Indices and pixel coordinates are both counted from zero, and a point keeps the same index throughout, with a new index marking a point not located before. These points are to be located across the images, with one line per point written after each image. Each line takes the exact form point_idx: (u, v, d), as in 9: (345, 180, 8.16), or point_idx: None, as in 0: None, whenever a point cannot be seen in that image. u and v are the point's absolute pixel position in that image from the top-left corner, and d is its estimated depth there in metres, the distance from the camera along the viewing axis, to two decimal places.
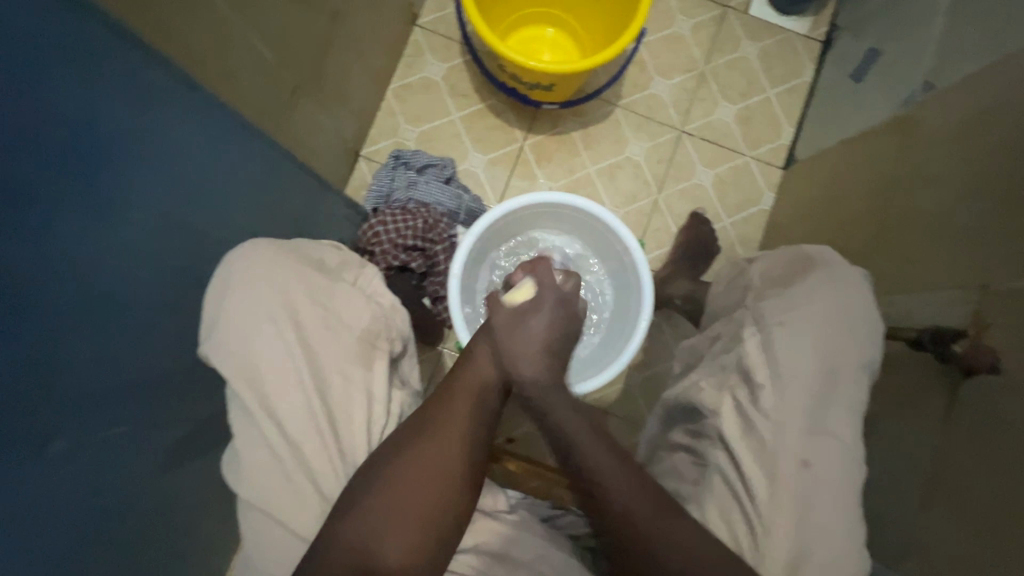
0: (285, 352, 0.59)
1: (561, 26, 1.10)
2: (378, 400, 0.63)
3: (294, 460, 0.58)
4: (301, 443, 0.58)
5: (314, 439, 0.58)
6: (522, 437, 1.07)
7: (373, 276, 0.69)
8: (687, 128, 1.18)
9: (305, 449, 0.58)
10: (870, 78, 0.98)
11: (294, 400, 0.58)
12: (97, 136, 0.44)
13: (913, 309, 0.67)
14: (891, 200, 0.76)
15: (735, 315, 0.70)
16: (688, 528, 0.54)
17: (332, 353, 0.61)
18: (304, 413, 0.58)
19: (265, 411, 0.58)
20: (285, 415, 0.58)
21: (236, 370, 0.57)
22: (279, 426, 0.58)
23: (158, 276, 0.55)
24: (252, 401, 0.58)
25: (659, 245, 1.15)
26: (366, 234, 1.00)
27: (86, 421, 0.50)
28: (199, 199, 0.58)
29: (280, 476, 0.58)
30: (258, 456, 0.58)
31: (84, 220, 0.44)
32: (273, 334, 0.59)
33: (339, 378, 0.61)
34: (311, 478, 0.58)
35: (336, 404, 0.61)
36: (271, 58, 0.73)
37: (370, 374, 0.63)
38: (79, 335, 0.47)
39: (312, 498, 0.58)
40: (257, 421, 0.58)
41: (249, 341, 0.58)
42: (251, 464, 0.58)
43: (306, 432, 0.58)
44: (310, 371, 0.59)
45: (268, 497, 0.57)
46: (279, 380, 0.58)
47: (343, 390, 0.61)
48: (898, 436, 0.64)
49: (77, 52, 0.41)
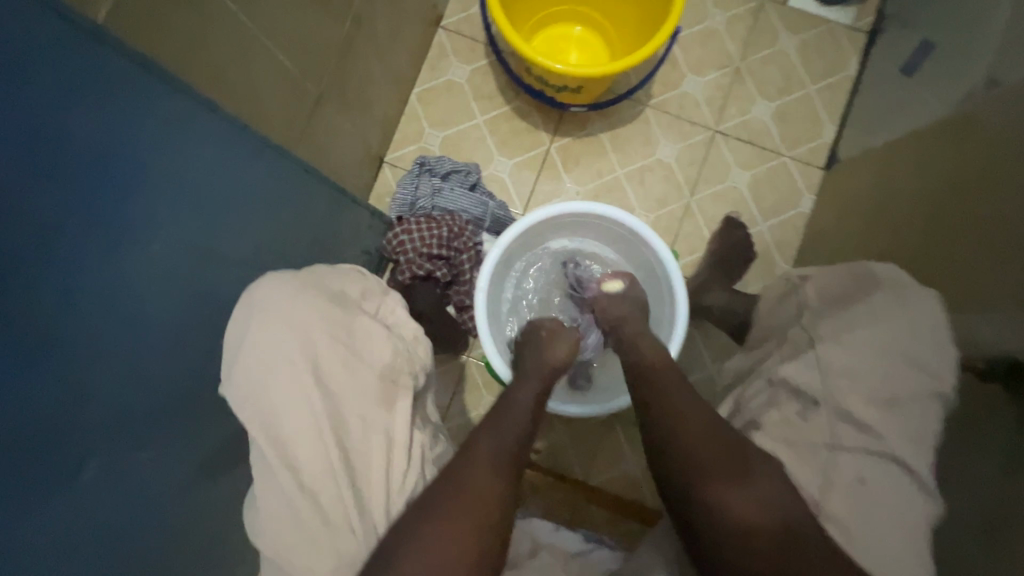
0: (303, 398, 0.58)
1: (588, 24, 1.06)
2: (398, 441, 0.62)
3: (310, 509, 0.56)
4: (316, 489, 0.57)
5: (330, 486, 0.57)
6: (548, 449, 1.05)
7: (396, 306, 0.70)
8: (720, 127, 1.13)
9: (321, 496, 0.57)
10: (921, 73, 0.92)
11: (313, 446, 0.57)
12: (113, 166, 0.44)
13: (975, 328, 0.62)
14: (948, 207, 0.71)
15: (788, 335, 0.68)
16: (742, 489, 0.54)
17: (352, 394, 0.61)
18: (320, 457, 0.57)
19: (281, 458, 0.57)
20: (302, 461, 0.57)
21: (258, 405, 0.56)
22: (294, 472, 0.57)
23: (180, 299, 0.54)
24: (269, 443, 0.57)
25: (692, 250, 1.11)
26: (390, 243, 0.99)
27: (123, 447, 0.50)
28: (217, 222, 0.58)
29: (295, 523, 0.56)
30: (273, 503, 0.56)
31: (101, 250, 0.45)
32: (292, 379, 0.58)
33: (358, 421, 0.60)
34: (324, 526, 0.56)
35: (355, 448, 0.59)
36: (294, 69, 0.72)
37: (391, 416, 0.62)
38: (105, 363, 0.47)
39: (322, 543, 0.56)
40: (272, 465, 0.57)
41: (269, 376, 0.57)
42: (267, 508, 0.56)
43: (324, 479, 0.57)
44: (327, 416, 0.58)
45: (282, 543, 0.56)
46: (297, 425, 0.57)
47: (363, 433, 0.60)
48: (960, 467, 0.59)
49: (85, 83, 0.41)
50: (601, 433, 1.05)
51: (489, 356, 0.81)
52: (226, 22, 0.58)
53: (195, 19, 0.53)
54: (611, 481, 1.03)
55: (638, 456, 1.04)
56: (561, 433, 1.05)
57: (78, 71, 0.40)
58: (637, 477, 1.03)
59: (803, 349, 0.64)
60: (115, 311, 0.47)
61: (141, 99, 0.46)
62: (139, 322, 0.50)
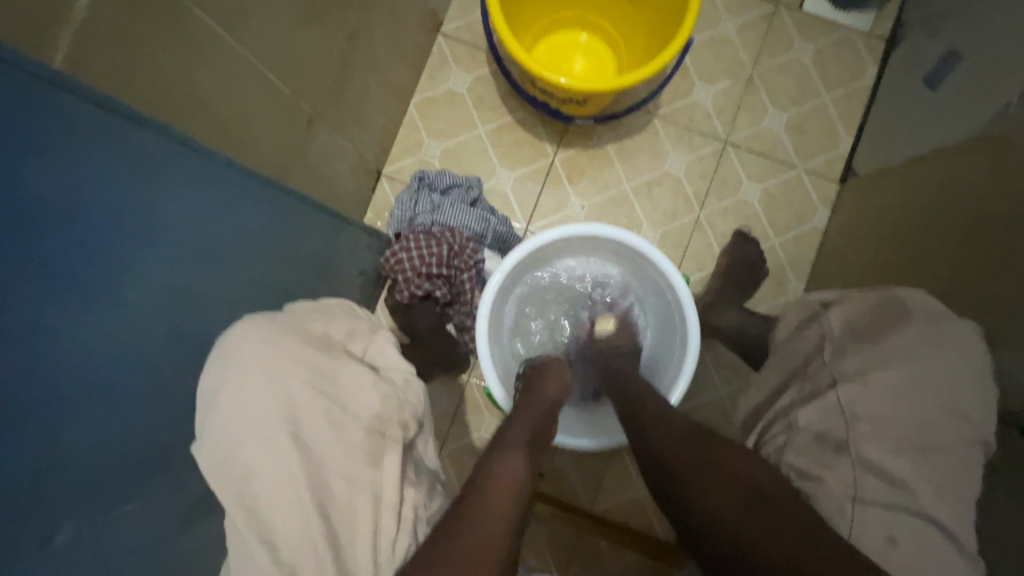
0: (280, 460, 0.52)
1: (594, 31, 1.01)
2: (387, 502, 0.56)
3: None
4: (296, 564, 0.51)
5: (312, 562, 0.51)
6: (551, 473, 1.01)
7: (383, 346, 0.67)
8: (732, 139, 1.09)
9: (302, 573, 0.51)
10: (945, 85, 0.87)
11: (292, 516, 0.51)
12: (85, 218, 0.41)
13: (1010, 370, 0.58)
14: (980, 235, 0.67)
15: (812, 367, 0.68)
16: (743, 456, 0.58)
17: (335, 450, 0.55)
18: (299, 527, 0.51)
19: (257, 527, 0.51)
20: (279, 531, 0.51)
21: (236, 472, 0.51)
22: (270, 541, 0.51)
23: (160, 346, 0.51)
24: (246, 514, 0.52)
25: (701, 267, 1.07)
26: (388, 261, 0.95)
27: (96, 512, 0.46)
28: (199, 263, 0.54)
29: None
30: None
31: (70, 309, 0.41)
32: (265, 438, 0.52)
33: (343, 482, 0.55)
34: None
35: (339, 513, 0.54)
36: (283, 88, 0.68)
37: (378, 473, 0.57)
38: (76, 423, 0.43)
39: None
40: (247, 534, 0.51)
41: (245, 439, 0.52)
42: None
43: (305, 555, 0.51)
44: (308, 478, 0.52)
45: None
46: (273, 489, 0.51)
47: (348, 495, 0.55)
48: (996, 521, 0.55)
49: (46, 132, 0.38)
50: (607, 457, 1.01)
51: (491, 386, 0.77)
52: (207, 46, 0.54)
53: (166, 44, 0.49)
54: (616, 507, 1.00)
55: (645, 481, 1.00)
56: (566, 457, 1.01)
57: (36, 120, 0.37)
58: (644, 502, 1.00)
59: (824, 389, 0.64)
60: (86, 368, 0.44)
61: (112, 143, 0.43)
62: (112, 375, 0.46)
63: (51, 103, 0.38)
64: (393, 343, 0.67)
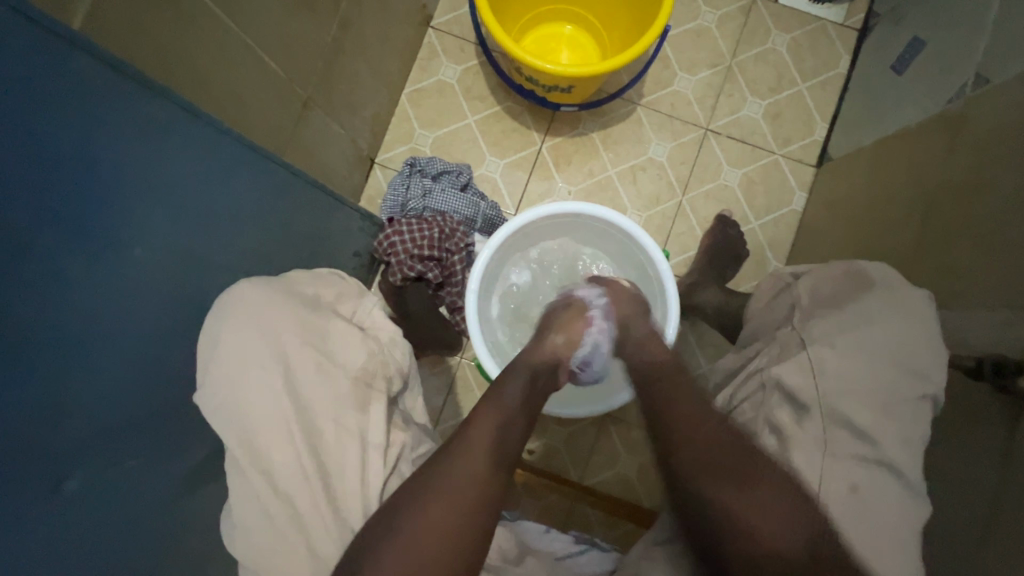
0: (273, 403, 0.58)
1: (579, 23, 1.05)
2: (374, 444, 0.62)
3: (285, 514, 0.56)
4: (292, 493, 0.57)
5: (303, 487, 0.57)
6: (542, 449, 1.05)
7: (371, 308, 0.71)
8: (712, 126, 1.13)
9: (296, 497, 0.57)
10: (911, 71, 0.92)
11: (284, 449, 0.57)
12: (97, 173, 0.44)
13: (964, 327, 0.62)
14: (938, 206, 0.71)
15: (777, 335, 0.67)
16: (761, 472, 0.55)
17: (324, 397, 0.61)
18: (293, 461, 0.57)
19: (254, 463, 0.57)
20: (275, 465, 0.57)
21: (225, 416, 0.56)
22: (266, 474, 0.57)
23: (165, 307, 0.54)
24: (242, 451, 0.57)
25: (685, 249, 1.11)
26: (382, 244, 0.99)
27: (103, 458, 0.49)
28: (201, 227, 0.58)
29: (271, 528, 0.56)
30: (250, 510, 0.56)
31: (82, 261, 0.44)
32: (260, 381, 0.58)
33: (332, 424, 0.60)
34: (301, 530, 0.56)
35: (329, 449, 0.60)
36: (280, 71, 0.71)
37: (365, 417, 0.63)
38: (91, 373, 0.47)
39: (306, 545, 0.56)
40: (243, 469, 0.57)
41: (242, 384, 0.57)
42: (244, 514, 0.56)
43: (297, 481, 0.57)
44: (299, 419, 0.58)
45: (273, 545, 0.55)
46: (268, 428, 0.57)
47: (337, 436, 0.60)
48: (952, 467, 0.59)
49: (65, 93, 0.41)
50: (595, 432, 1.05)
51: (480, 357, 0.80)
52: (206, 21, 0.57)
53: (170, 18, 0.52)
54: (605, 481, 1.03)
55: (632, 455, 1.04)
56: (556, 433, 1.05)
57: (59, 83, 0.40)
58: (630, 476, 1.03)
59: (792, 352, 0.62)
60: (96, 319, 0.46)
61: (122, 106, 0.46)
62: (117, 329, 0.49)
63: (71, 66, 0.41)
64: (380, 306, 0.71)
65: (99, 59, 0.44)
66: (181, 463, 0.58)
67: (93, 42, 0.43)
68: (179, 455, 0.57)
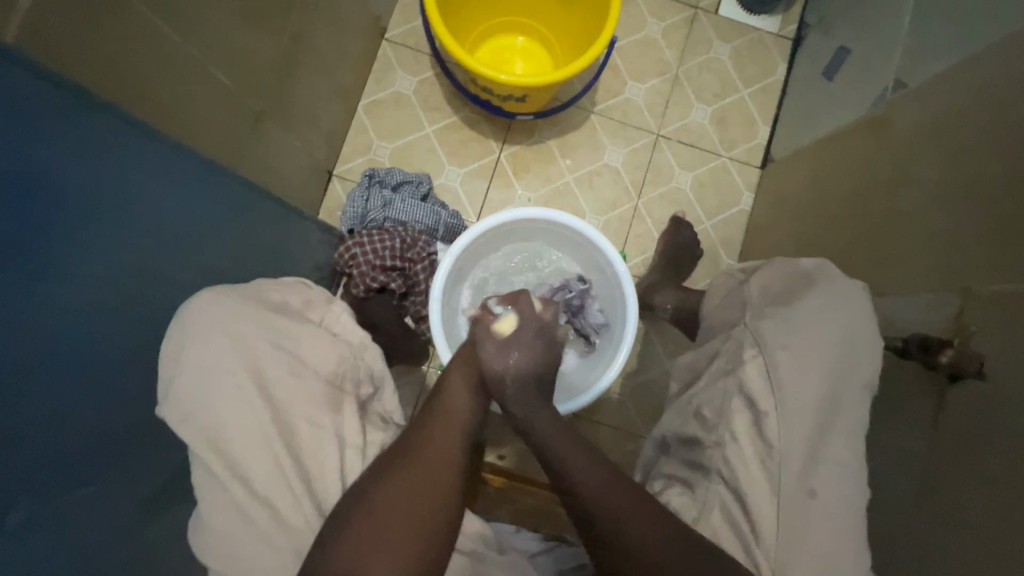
0: (250, 409, 0.56)
1: (531, 34, 1.08)
2: (352, 445, 0.61)
3: (264, 522, 0.54)
4: (272, 498, 0.55)
5: (284, 493, 0.56)
6: (514, 453, 1.07)
7: (341, 313, 0.69)
8: (663, 132, 1.18)
9: (276, 503, 0.55)
10: (840, 77, 0.99)
11: (261, 455, 0.55)
12: (47, 194, 0.44)
13: (894, 312, 0.67)
14: (868, 201, 0.77)
15: (732, 334, 0.67)
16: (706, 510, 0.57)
17: (299, 402, 0.60)
18: (269, 466, 0.56)
19: (228, 470, 0.55)
20: (252, 471, 0.55)
21: (197, 432, 0.54)
22: (243, 480, 0.55)
23: (117, 326, 0.53)
24: (219, 464, 0.55)
25: (642, 250, 1.15)
26: (343, 255, 0.98)
27: (54, 486, 0.47)
28: (152, 242, 0.57)
29: (245, 542, 0.54)
30: (227, 520, 0.54)
31: (28, 281, 0.43)
32: (233, 389, 0.56)
33: (308, 426, 0.59)
34: (272, 543, 0.54)
35: (307, 454, 0.58)
36: (230, 84, 0.71)
37: (340, 420, 0.62)
38: (36, 398, 0.45)
39: (285, 553, 0.54)
40: (218, 477, 0.54)
41: (212, 394, 0.55)
42: (218, 526, 0.54)
43: (275, 487, 0.55)
44: (276, 424, 0.57)
45: (240, 567, 0.53)
46: (243, 436, 0.55)
47: (314, 441, 0.59)
48: (889, 442, 0.63)
49: (9, 113, 0.40)
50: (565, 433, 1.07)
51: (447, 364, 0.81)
52: (153, 38, 0.57)
53: (114, 36, 0.52)
54: None
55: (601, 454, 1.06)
56: (525, 436, 1.07)
57: (1, 104, 0.40)
58: None
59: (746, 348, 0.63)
60: (43, 341, 0.45)
61: (68, 124, 0.45)
62: (63, 350, 0.47)
63: (12, 86, 0.40)
64: (350, 310, 0.69)
65: (43, 78, 0.43)
66: (136, 487, 0.56)
67: (30, 56, 0.42)
68: (133, 480, 0.56)
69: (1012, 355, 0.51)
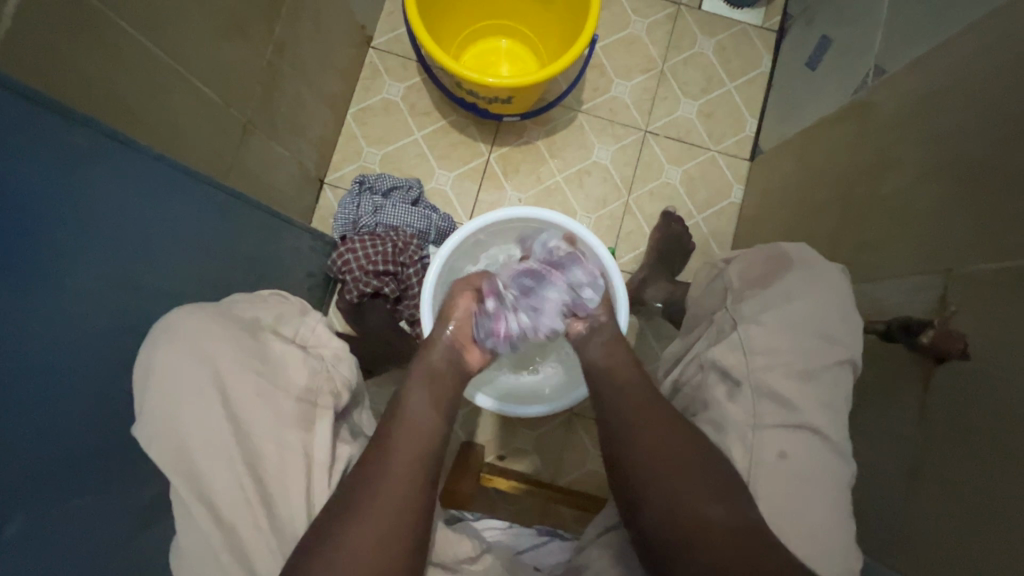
0: (213, 428, 0.56)
1: (514, 36, 1.10)
2: (319, 462, 0.60)
3: (226, 542, 0.54)
4: (232, 519, 0.55)
5: (245, 514, 0.55)
6: (513, 453, 1.06)
7: (313, 327, 0.70)
8: (651, 128, 1.18)
9: (237, 524, 0.55)
10: (823, 66, 0.99)
11: (223, 477, 0.55)
12: (33, 209, 0.44)
13: (881, 297, 0.67)
14: (853, 188, 0.77)
15: (714, 318, 0.67)
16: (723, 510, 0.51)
17: (267, 419, 0.58)
18: (233, 487, 0.55)
19: (193, 490, 0.54)
20: (216, 492, 0.55)
21: (166, 453, 0.54)
22: (205, 500, 0.55)
23: (108, 335, 0.54)
24: (184, 485, 0.54)
25: (633, 247, 1.15)
26: (335, 262, 0.99)
27: (46, 496, 0.48)
28: (137, 256, 0.57)
29: (213, 560, 0.54)
30: (192, 540, 0.54)
31: (14, 295, 0.44)
32: (199, 410, 0.55)
33: (274, 445, 0.58)
34: (246, 559, 0.54)
35: (271, 472, 0.57)
36: (214, 96, 0.72)
37: (310, 437, 0.60)
38: (27, 408, 0.46)
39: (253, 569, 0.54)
40: (185, 498, 0.54)
41: (178, 417, 0.55)
42: (196, 537, 0.54)
43: (237, 508, 0.55)
44: (239, 442, 0.56)
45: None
46: (208, 456, 0.55)
47: (279, 458, 0.58)
48: (877, 428, 0.63)
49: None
50: (564, 431, 1.07)
51: None
52: (131, 52, 0.57)
53: (93, 52, 0.53)
54: (576, 479, 1.05)
55: (600, 451, 1.06)
56: (524, 436, 1.07)
57: None
58: (600, 472, 1.06)
59: (727, 332, 0.63)
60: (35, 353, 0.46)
61: (54, 142, 0.46)
62: (55, 361, 0.48)
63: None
64: (324, 324, 0.70)
65: (29, 99, 0.44)
66: (134, 496, 0.57)
67: (6, 74, 0.43)
68: (132, 489, 0.57)
69: (996, 335, 0.51)
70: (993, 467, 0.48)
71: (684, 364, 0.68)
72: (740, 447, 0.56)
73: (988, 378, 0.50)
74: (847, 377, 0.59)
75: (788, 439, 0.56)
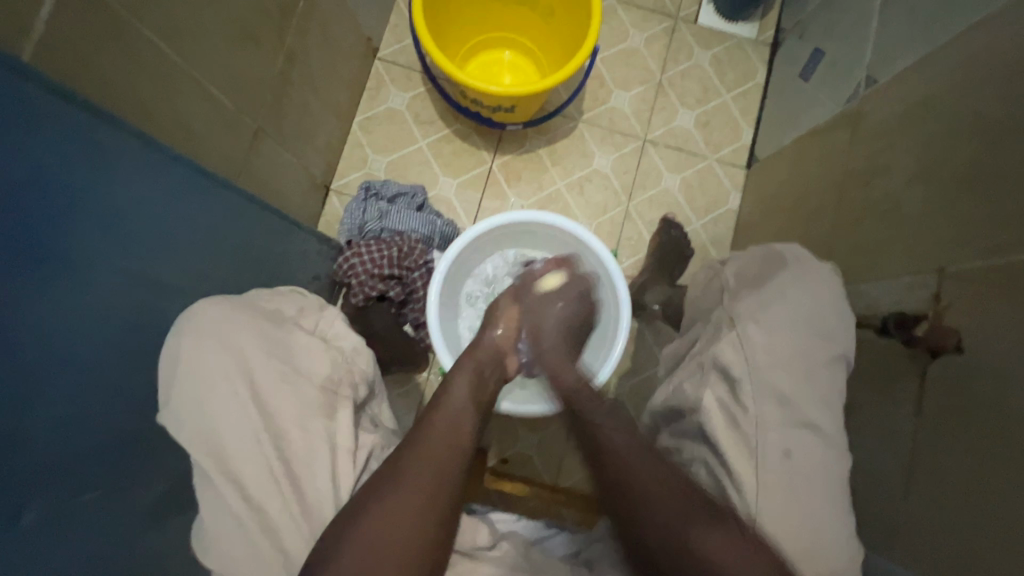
0: (241, 412, 0.57)
1: (517, 49, 1.13)
2: (343, 447, 0.61)
3: (257, 522, 0.55)
4: (262, 500, 0.55)
5: (274, 495, 0.56)
6: (516, 456, 1.07)
7: (333, 320, 0.71)
8: (649, 138, 1.21)
9: (266, 507, 0.56)
10: (816, 77, 1.03)
11: (251, 458, 0.56)
12: (64, 202, 0.47)
13: (876, 296, 0.69)
14: (847, 192, 0.79)
15: (713, 319, 0.69)
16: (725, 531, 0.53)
17: (290, 404, 0.60)
18: (261, 468, 0.56)
19: (221, 470, 0.55)
20: (243, 474, 0.56)
21: (191, 436, 0.55)
22: (236, 484, 0.55)
23: (126, 332, 0.56)
24: (211, 465, 0.55)
25: (634, 252, 1.17)
26: (341, 267, 1.01)
27: (60, 492, 0.49)
28: (154, 254, 0.59)
29: (243, 538, 0.54)
30: (221, 522, 0.54)
31: (40, 286, 0.45)
32: (228, 393, 0.57)
33: (300, 431, 0.59)
34: (275, 540, 0.55)
35: (296, 457, 0.59)
36: (228, 102, 0.74)
37: (332, 424, 0.62)
38: (47, 401, 0.47)
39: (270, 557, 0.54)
40: (211, 479, 0.55)
41: (206, 399, 0.56)
42: (212, 523, 0.54)
43: (268, 489, 0.56)
44: (266, 426, 0.58)
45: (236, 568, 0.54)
46: (236, 439, 0.56)
47: (305, 445, 0.59)
48: (876, 423, 0.65)
49: (31, 129, 0.43)
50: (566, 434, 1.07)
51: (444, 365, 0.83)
52: (150, 52, 0.59)
53: (117, 56, 0.55)
54: (580, 481, 1.06)
55: None
56: (527, 439, 1.08)
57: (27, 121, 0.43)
58: None
59: (724, 331, 0.64)
60: (54, 345, 0.47)
61: (84, 141, 0.48)
62: (76, 356, 0.49)
63: (39, 106, 0.44)
64: (343, 317, 0.72)
65: (66, 101, 0.47)
66: (142, 494, 0.57)
67: (44, 74, 0.45)
68: (141, 486, 0.57)
69: (989, 329, 0.53)
70: (988, 456, 0.50)
71: (683, 365, 0.68)
72: (742, 442, 0.57)
73: (982, 372, 0.52)
74: (839, 369, 0.61)
75: (787, 433, 0.57)
